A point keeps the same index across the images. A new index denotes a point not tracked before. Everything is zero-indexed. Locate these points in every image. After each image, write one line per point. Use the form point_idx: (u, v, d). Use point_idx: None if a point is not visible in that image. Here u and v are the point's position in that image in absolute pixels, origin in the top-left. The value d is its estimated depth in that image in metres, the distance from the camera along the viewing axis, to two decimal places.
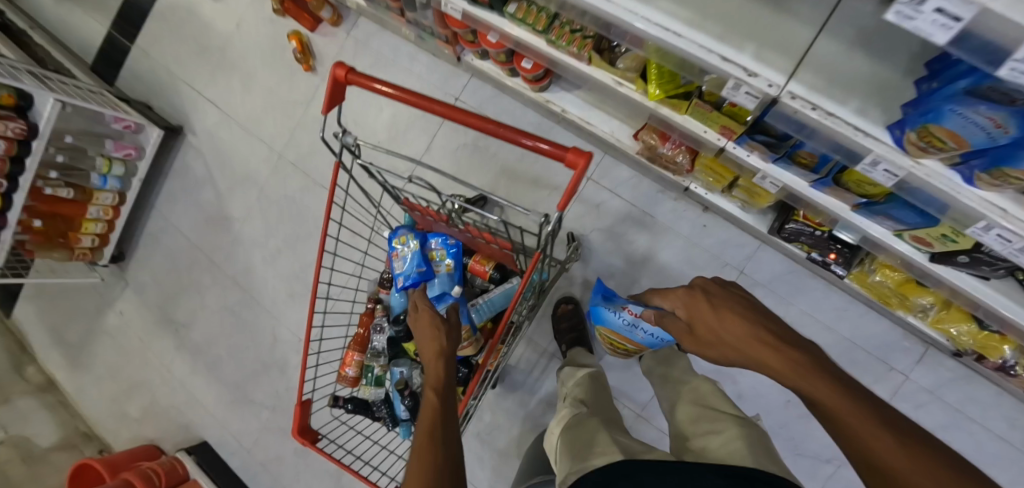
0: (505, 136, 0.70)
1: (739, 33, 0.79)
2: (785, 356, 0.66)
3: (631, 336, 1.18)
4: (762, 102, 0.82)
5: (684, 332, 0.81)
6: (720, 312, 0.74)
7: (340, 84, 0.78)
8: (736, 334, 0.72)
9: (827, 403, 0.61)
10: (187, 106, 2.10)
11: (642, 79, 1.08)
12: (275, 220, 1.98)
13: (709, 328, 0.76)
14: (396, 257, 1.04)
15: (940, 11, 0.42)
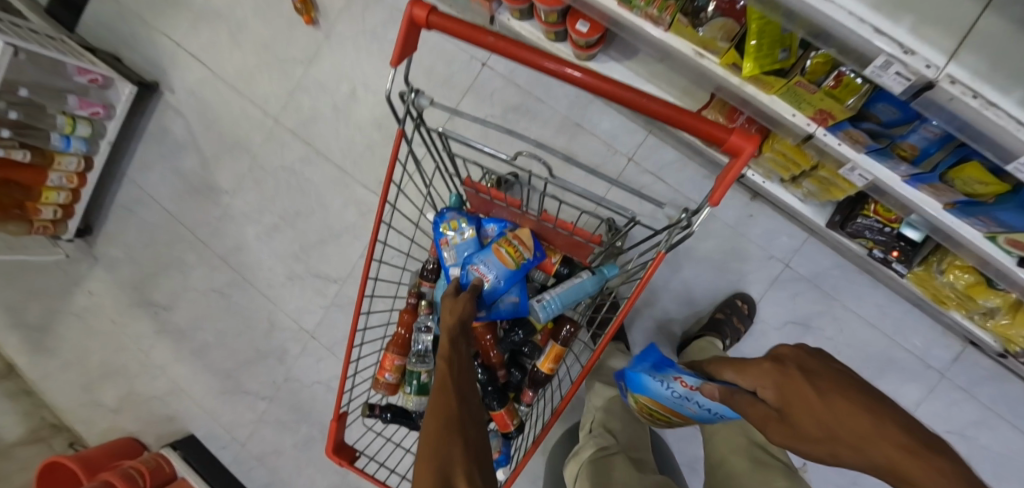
0: (645, 111, 0.58)
1: (892, 4, 0.67)
2: (927, 463, 0.45)
3: (679, 411, 0.80)
4: (909, 87, 0.71)
5: (769, 419, 0.57)
6: (826, 391, 0.53)
7: (417, 28, 0.65)
8: (848, 421, 0.50)
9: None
10: (164, 59, 1.83)
11: (735, 52, 0.95)
12: (271, 193, 1.77)
13: (808, 413, 0.53)
14: (446, 245, 0.97)
15: None
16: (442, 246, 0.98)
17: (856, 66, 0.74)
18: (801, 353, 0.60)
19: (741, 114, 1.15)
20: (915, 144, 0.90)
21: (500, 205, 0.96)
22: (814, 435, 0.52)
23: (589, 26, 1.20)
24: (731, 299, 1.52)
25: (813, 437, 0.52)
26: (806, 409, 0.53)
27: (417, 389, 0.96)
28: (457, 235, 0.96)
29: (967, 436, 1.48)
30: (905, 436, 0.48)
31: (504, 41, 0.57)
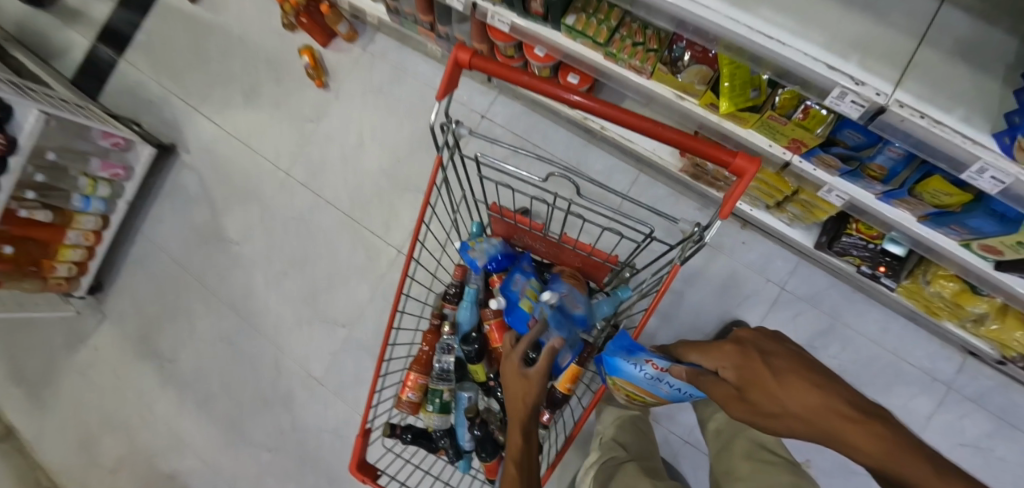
0: (661, 137, 0.68)
1: (841, 42, 0.79)
2: (870, 430, 0.59)
3: (653, 391, 0.86)
4: (864, 112, 0.81)
5: (731, 397, 0.71)
6: (783, 377, 0.68)
7: (458, 69, 0.77)
8: (800, 396, 0.66)
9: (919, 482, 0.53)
10: (181, 122, 1.95)
11: (711, 93, 1.07)
12: (282, 242, 1.84)
13: (763, 389, 0.69)
14: (474, 252, 1.06)
15: None
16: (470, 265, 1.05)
17: (817, 98, 0.84)
18: (753, 340, 0.78)
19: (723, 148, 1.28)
20: (880, 164, 1.00)
21: (524, 229, 1.06)
22: (770, 407, 0.68)
23: (579, 77, 1.36)
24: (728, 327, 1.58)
25: (769, 411, 0.68)
26: (764, 386, 0.68)
27: (439, 407, 1.04)
28: (482, 245, 1.06)
29: (981, 447, 1.52)
30: (851, 409, 0.63)
31: (538, 81, 0.69)
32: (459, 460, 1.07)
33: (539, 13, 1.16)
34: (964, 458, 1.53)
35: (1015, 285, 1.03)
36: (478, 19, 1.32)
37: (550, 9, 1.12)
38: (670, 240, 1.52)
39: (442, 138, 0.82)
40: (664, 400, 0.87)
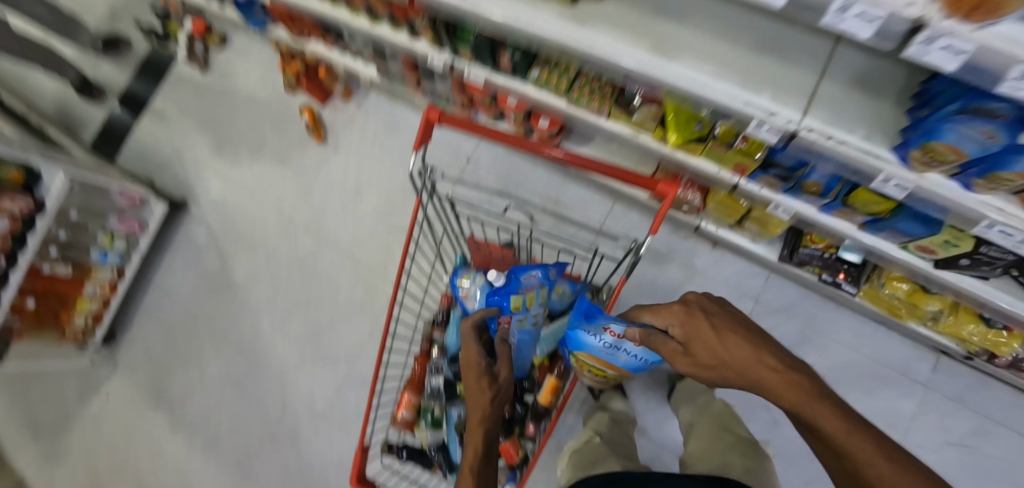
0: (596, 170, 0.99)
1: (754, 81, 0.95)
2: (790, 380, 0.68)
3: (612, 360, 1.03)
4: (781, 138, 0.97)
5: (675, 352, 0.81)
6: (724, 334, 0.74)
7: (429, 125, 0.94)
8: (735, 354, 0.73)
9: (823, 428, 0.64)
10: (191, 178, 2.11)
11: (660, 128, 1.26)
12: (286, 285, 1.95)
13: (704, 346, 0.76)
14: (466, 297, 1.14)
15: (948, 46, 0.59)
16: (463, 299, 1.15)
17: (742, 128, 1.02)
18: (701, 299, 0.81)
19: (683, 177, 1.43)
20: (818, 182, 1.12)
21: None
22: (708, 361, 0.76)
23: (549, 121, 1.52)
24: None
25: (708, 364, 0.76)
26: (704, 344, 0.76)
27: (431, 422, 1.13)
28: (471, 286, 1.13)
29: (968, 445, 1.53)
30: (776, 361, 0.71)
31: (499, 133, 1.02)
32: (451, 476, 1.12)
33: (508, 67, 1.35)
34: (951, 458, 1.54)
35: (953, 279, 1.17)
36: (457, 76, 1.50)
37: (517, 65, 1.33)
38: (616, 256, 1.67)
39: (420, 183, 0.97)
40: (620, 367, 1.04)
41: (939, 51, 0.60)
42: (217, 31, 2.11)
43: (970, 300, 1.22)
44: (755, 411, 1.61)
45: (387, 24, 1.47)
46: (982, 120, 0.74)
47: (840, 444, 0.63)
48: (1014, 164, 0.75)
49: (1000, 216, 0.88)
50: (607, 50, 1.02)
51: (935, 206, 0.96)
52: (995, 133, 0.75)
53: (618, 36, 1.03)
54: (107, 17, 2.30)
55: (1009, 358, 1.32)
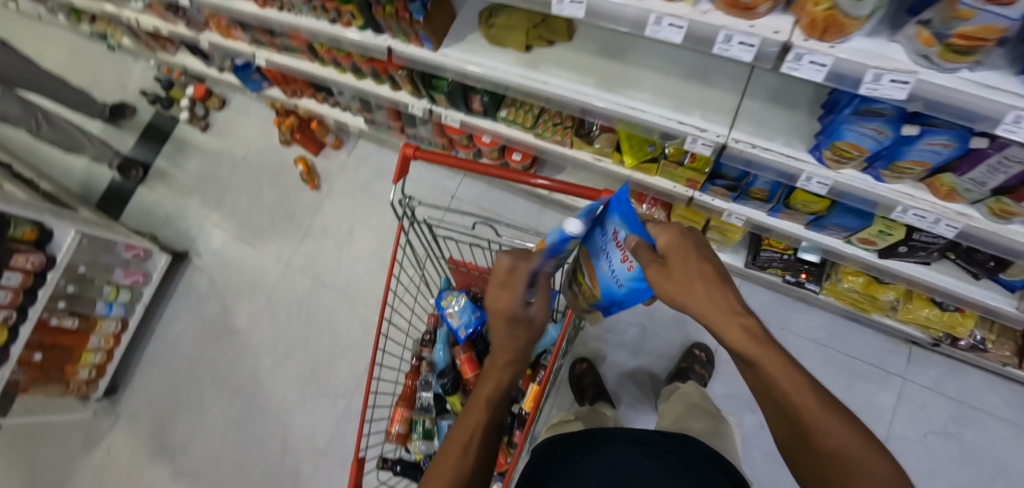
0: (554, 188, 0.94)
1: (687, 104, 1.10)
2: (747, 326, 0.60)
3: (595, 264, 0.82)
4: (715, 150, 1.10)
5: (651, 262, 0.65)
6: (698, 262, 0.62)
7: (406, 160, 1.05)
8: (710, 288, 0.61)
9: (778, 380, 0.59)
10: (193, 231, 2.23)
11: (617, 153, 1.40)
12: (284, 325, 2.03)
13: (683, 273, 0.62)
14: (450, 314, 1.22)
15: (813, 62, 0.74)
16: (447, 317, 1.23)
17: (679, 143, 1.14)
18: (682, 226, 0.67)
19: (647, 196, 1.56)
20: (762, 188, 1.23)
21: None
22: (683, 284, 0.62)
23: (522, 155, 1.66)
24: (690, 350, 1.71)
25: (674, 287, 0.62)
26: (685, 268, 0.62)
27: (422, 434, 1.20)
28: (453, 304, 1.22)
29: (951, 432, 1.56)
30: (739, 303, 0.61)
31: (462, 161, 0.98)
32: None
33: (479, 110, 1.50)
34: (937, 447, 1.56)
35: (897, 265, 1.27)
36: (436, 120, 1.66)
37: (486, 107, 1.46)
38: None
39: (401, 211, 1.07)
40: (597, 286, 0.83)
41: (806, 66, 0.75)
42: (217, 95, 2.31)
43: (921, 286, 1.32)
44: (742, 414, 1.66)
45: (370, 79, 1.64)
46: (870, 119, 0.87)
47: (790, 399, 0.58)
48: (905, 154, 0.91)
49: (910, 201, 1.01)
50: (558, 88, 1.17)
51: (863, 200, 1.06)
52: (883, 128, 0.88)
53: (568, 76, 1.19)
54: (115, 89, 2.50)
55: (970, 341, 1.43)
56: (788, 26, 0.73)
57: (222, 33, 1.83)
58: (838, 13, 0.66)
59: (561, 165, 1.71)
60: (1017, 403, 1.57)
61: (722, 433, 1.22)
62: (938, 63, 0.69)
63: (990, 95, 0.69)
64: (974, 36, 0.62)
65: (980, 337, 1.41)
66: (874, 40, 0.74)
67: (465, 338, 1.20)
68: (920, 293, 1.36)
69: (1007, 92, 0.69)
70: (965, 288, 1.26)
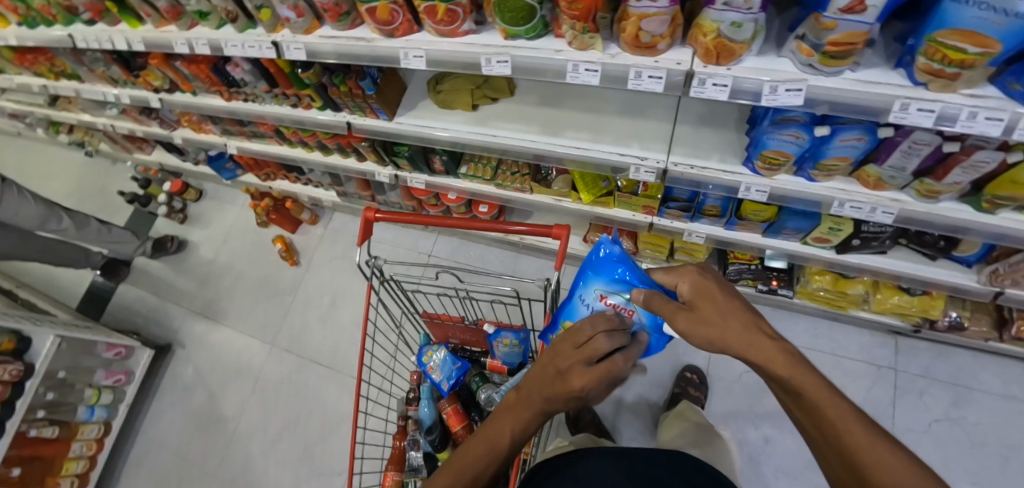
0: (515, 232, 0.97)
1: (625, 138, 1.19)
2: (786, 348, 0.55)
3: None
4: (658, 176, 1.16)
5: (673, 310, 0.65)
6: (725, 295, 0.61)
7: (369, 223, 1.10)
8: (745, 322, 0.58)
9: (842, 428, 0.49)
10: (176, 322, 2.21)
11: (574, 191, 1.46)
12: (273, 406, 1.97)
13: (710, 308, 0.61)
14: (431, 369, 1.22)
15: (715, 84, 0.82)
16: (429, 372, 1.23)
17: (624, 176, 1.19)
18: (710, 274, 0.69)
19: (612, 228, 1.60)
20: (714, 205, 1.29)
21: (451, 323, 1.26)
22: (712, 321, 0.60)
23: (488, 206, 1.71)
24: (681, 373, 1.70)
25: (706, 322, 0.61)
26: (713, 301, 0.61)
27: None
28: (434, 358, 1.23)
29: (954, 417, 1.55)
30: (772, 330, 0.57)
31: (424, 217, 1.02)
32: None
33: (442, 169, 1.57)
34: (944, 436, 1.53)
35: (856, 260, 1.32)
36: (403, 184, 1.73)
37: (447, 166, 1.53)
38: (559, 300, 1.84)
39: (369, 272, 1.10)
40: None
41: (711, 88, 0.83)
42: (194, 187, 2.39)
43: (888, 276, 1.35)
44: (745, 431, 1.63)
45: (337, 153, 1.72)
46: (787, 127, 0.95)
47: (857, 452, 0.47)
48: (826, 153, 0.99)
49: (844, 195, 1.06)
50: (507, 139, 1.26)
51: (807, 201, 1.10)
52: (799, 133, 0.95)
53: (516, 127, 1.27)
54: (94, 193, 2.57)
55: (947, 322, 1.45)
56: (688, 57, 0.83)
57: (194, 128, 1.93)
58: (724, 39, 0.76)
59: (527, 211, 1.77)
60: (1011, 377, 1.57)
61: (716, 442, 1.30)
62: (823, 69, 0.77)
63: (876, 90, 0.78)
64: (845, 42, 0.72)
65: (956, 317, 1.43)
66: (765, 58, 0.82)
67: (449, 390, 1.20)
68: (887, 282, 1.39)
69: (890, 84, 0.78)
70: (925, 270, 1.30)
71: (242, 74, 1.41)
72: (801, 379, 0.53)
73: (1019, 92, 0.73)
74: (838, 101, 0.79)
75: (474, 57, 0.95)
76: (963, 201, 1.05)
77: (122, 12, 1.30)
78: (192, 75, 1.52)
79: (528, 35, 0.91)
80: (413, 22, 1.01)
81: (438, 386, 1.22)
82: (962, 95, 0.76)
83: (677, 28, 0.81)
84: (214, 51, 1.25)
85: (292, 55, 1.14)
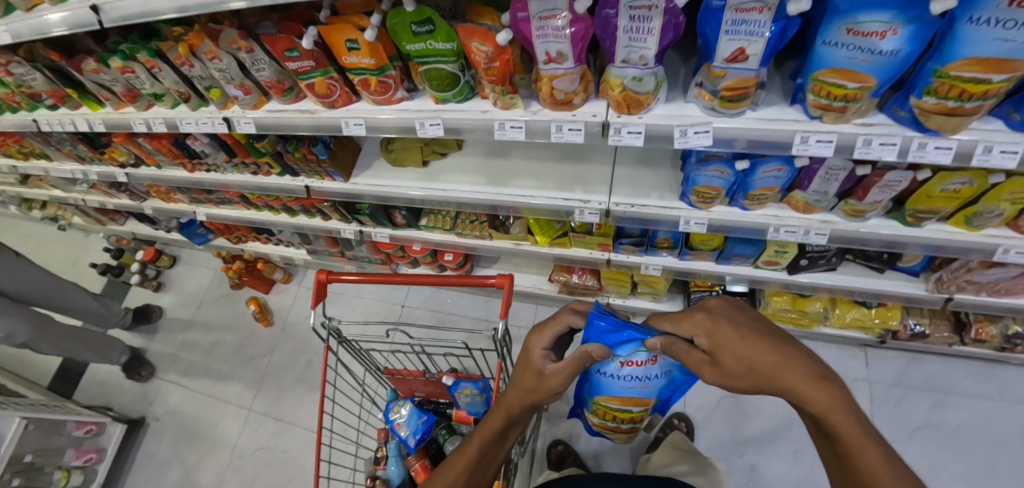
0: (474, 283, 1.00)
1: (568, 183, 1.23)
2: (825, 388, 0.57)
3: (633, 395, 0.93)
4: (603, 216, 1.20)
5: (702, 363, 0.66)
6: (752, 339, 0.61)
7: (322, 285, 1.11)
8: (770, 365, 0.59)
9: (868, 470, 0.53)
10: (149, 394, 2.13)
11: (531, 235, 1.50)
12: (250, 477, 1.84)
13: (733, 356, 0.62)
14: (398, 425, 1.22)
15: (628, 131, 0.87)
16: (396, 429, 1.23)
17: (571, 218, 1.23)
18: (731, 304, 0.69)
19: (575, 267, 1.63)
20: (666, 237, 1.32)
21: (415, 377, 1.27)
22: (737, 371, 0.62)
23: (453, 254, 1.74)
24: (669, 419, 1.67)
25: (737, 373, 0.62)
26: (732, 349, 0.62)
27: None
28: (399, 414, 1.23)
29: (935, 423, 1.53)
30: (809, 368, 0.58)
31: (373, 275, 1.06)
32: None
33: (404, 222, 1.60)
34: (928, 444, 1.51)
35: (808, 278, 1.35)
36: (369, 239, 1.76)
37: (408, 219, 1.56)
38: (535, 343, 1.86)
39: (325, 333, 1.10)
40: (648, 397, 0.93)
41: (627, 136, 0.88)
42: (167, 254, 2.40)
43: (844, 291, 1.37)
44: (731, 458, 1.60)
45: (302, 214, 1.75)
46: (710, 163, 1.00)
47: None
48: (752, 184, 1.04)
49: (778, 220, 1.11)
50: (456, 191, 1.30)
51: (750, 229, 1.13)
52: (722, 168, 1.01)
53: (466, 179, 1.32)
54: (65, 267, 2.54)
55: (908, 331, 1.47)
56: (603, 109, 0.88)
57: (163, 198, 1.96)
58: (630, 92, 0.82)
59: (493, 257, 1.80)
60: (983, 377, 1.58)
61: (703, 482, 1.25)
62: (724, 112, 0.82)
63: (776, 125, 0.82)
64: (737, 87, 0.77)
65: (915, 325, 1.46)
66: (673, 104, 0.87)
67: (416, 446, 1.19)
68: (844, 298, 1.41)
69: (788, 119, 0.83)
70: (876, 283, 1.32)
71: (201, 147, 1.45)
72: (832, 419, 0.56)
73: (906, 119, 0.80)
74: (744, 138, 0.84)
75: (408, 123, 1.00)
76: (889, 216, 1.09)
77: (82, 96, 1.34)
78: (154, 150, 1.55)
79: (456, 98, 0.96)
80: (353, 93, 1.07)
81: (404, 443, 1.21)
82: (855, 124, 0.81)
83: (588, 84, 0.86)
84: (171, 129, 1.29)
85: (243, 128, 1.18)
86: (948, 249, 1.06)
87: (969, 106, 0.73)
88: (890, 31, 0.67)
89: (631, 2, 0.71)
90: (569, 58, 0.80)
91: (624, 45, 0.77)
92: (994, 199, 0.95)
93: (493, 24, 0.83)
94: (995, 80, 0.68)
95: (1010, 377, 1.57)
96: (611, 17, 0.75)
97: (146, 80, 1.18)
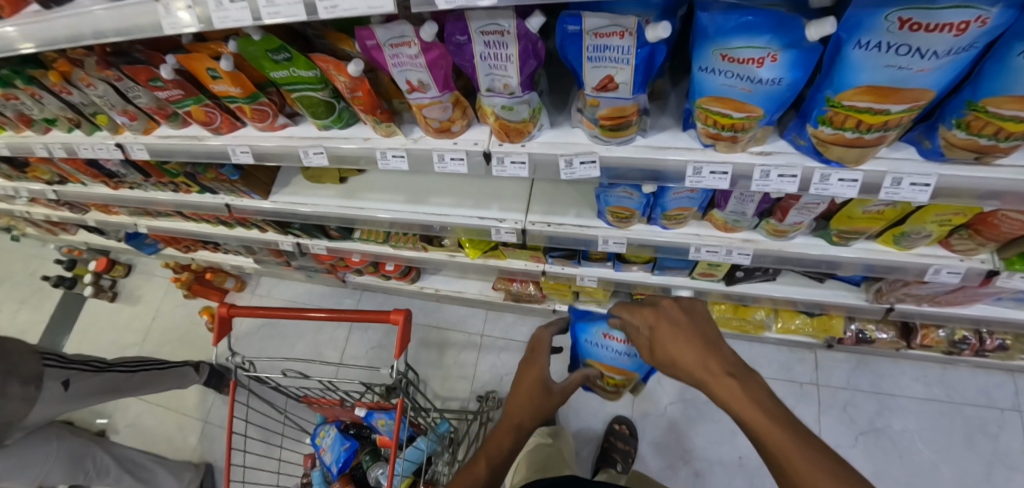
0: (373, 317, 0.94)
1: (485, 201, 1.17)
2: (733, 380, 0.54)
3: (621, 366, 1.07)
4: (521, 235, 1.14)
5: (648, 351, 0.67)
6: (676, 333, 0.62)
7: (224, 319, 1.06)
8: (688, 359, 0.58)
9: (778, 454, 0.48)
10: (111, 407, 2.12)
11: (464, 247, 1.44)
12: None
13: (662, 350, 0.63)
14: (323, 450, 1.22)
15: (513, 163, 0.80)
16: (321, 454, 1.22)
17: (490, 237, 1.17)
18: (679, 306, 0.66)
19: (516, 277, 1.57)
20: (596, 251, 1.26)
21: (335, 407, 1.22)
22: (665, 364, 0.62)
23: (394, 264, 1.69)
24: (615, 426, 1.65)
25: (668, 365, 0.62)
26: (660, 342, 0.62)
27: None
28: (324, 439, 1.22)
29: (879, 428, 1.52)
30: (720, 364, 0.56)
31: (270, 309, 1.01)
32: None
33: (336, 234, 1.52)
34: (872, 447, 1.51)
35: (746, 290, 1.30)
36: (308, 251, 1.69)
37: (340, 233, 1.50)
38: (487, 349, 1.84)
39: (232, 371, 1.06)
40: (631, 372, 1.08)
41: (512, 166, 0.81)
42: (121, 263, 2.36)
43: (785, 302, 1.31)
44: (676, 468, 1.59)
45: (239, 227, 1.68)
46: (619, 187, 0.93)
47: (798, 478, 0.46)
48: (667, 203, 0.96)
49: (698, 238, 1.04)
50: (372, 210, 1.23)
51: (671, 248, 1.06)
52: (631, 190, 0.94)
53: (383, 196, 1.26)
54: (24, 278, 2.52)
55: (853, 336, 1.43)
56: (485, 136, 0.81)
57: (103, 211, 1.91)
58: (505, 121, 0.74)
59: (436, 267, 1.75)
60: (931, 379, 1.58)
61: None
62: (609, 140, 0.75)
63: (665, 156, 0.75)
64: (615, 116, 0.69)
65: (860, 331, 1.42)
66: (559, 130, 0.80)
67: (339, 474, 1.18)
68: (788, 308, 1.35)
69: (681, 148, 0.75)
70: (815, 293, 1.27)
71: (115, 167, 1.39)
72: (741, 412, 0.52)
73: (805, 147, 0.71)
74: (630, 170, 0.77)
75: (293, 150, 0.93)
76: (816, 234, 1.01)
77: None
78: (73, 169, 1.49)
79: (337, 125, 0.90)
80: (238, 119, 1.00)
81: (329, 469, 1.20)
82: (751, 153, 0.74)
83: (464, 110, 0.79)
84: (71, 154, 1.22)
85: (137, 155, 1.11)
86: (878, 269, 1.00)
87: (869, 137, 0.63)
88: (767, 57, 0.57)
89: (481, 28, 0.62)
90: (431, 87, 0.72)
91: (485, 73, 0.68)
92: (920, 221, 0.87)
93: (351, 51, 0.75)
94: (892, 111, 0.58)
95: (956, 379, 1.57)
96: (464, 45, 0.66)
97: (33, 106, 1.12)
